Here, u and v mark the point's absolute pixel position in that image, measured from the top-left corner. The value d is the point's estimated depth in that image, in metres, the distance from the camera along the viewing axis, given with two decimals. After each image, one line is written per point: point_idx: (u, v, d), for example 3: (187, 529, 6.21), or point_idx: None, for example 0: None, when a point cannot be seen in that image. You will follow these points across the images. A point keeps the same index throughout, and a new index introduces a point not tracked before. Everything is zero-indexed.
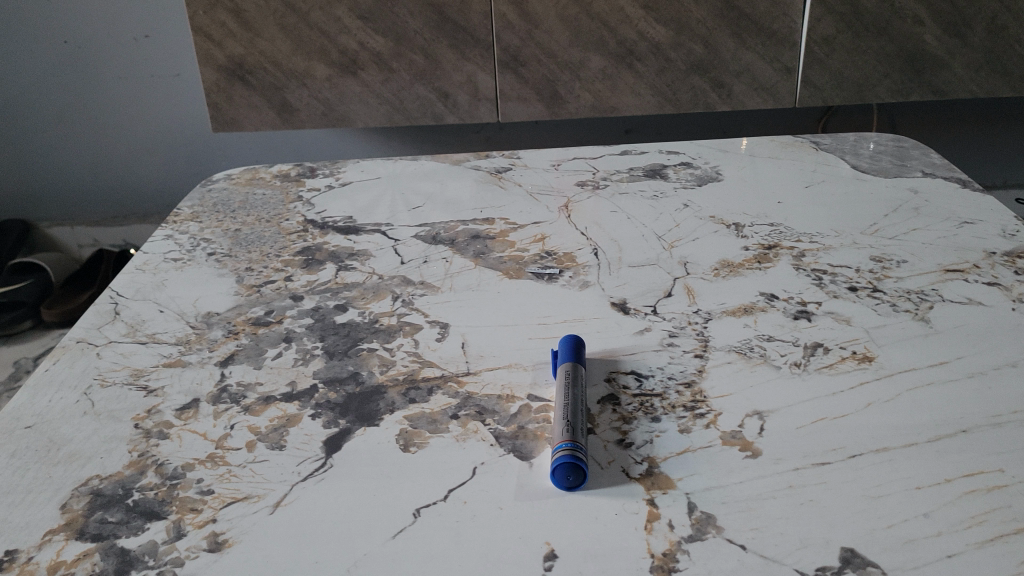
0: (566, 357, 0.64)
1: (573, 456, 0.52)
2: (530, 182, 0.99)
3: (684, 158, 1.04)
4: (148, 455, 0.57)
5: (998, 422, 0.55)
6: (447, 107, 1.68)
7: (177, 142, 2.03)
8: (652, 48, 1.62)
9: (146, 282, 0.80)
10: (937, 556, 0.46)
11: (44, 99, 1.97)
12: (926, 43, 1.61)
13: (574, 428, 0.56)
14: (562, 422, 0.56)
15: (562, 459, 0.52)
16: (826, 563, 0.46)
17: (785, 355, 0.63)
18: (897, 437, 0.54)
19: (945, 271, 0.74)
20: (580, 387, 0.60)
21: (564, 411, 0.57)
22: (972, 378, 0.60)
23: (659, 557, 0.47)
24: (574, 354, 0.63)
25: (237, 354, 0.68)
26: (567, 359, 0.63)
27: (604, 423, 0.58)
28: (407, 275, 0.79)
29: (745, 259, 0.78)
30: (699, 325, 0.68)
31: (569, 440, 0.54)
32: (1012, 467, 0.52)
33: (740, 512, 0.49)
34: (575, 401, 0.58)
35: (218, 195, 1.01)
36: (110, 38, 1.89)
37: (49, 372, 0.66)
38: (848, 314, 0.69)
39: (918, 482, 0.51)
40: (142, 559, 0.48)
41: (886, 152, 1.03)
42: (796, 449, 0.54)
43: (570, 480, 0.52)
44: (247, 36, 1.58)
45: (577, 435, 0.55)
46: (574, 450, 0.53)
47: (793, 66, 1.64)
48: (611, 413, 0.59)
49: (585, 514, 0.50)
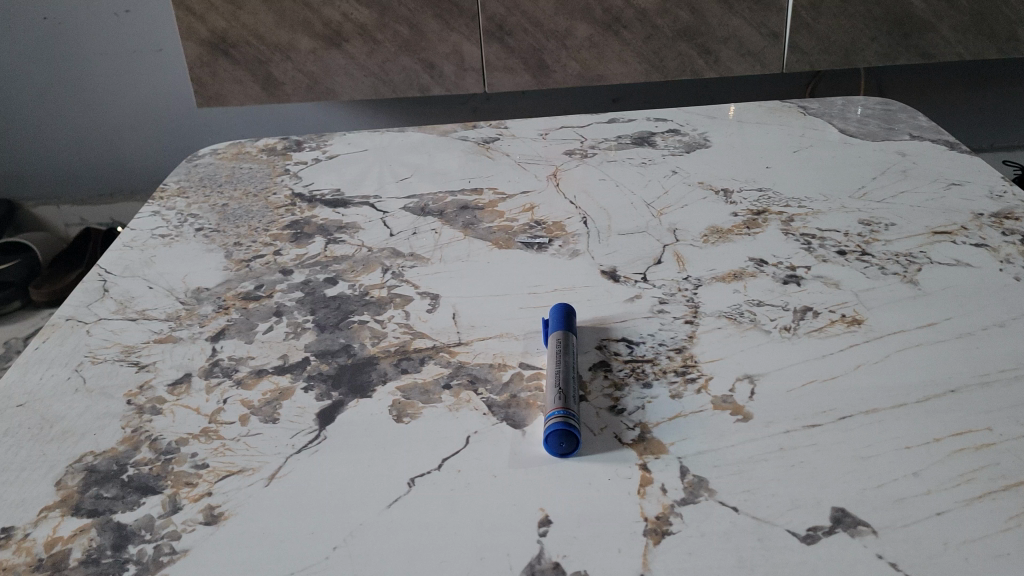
0: (559, 324, 0.64)
1: (565, 422, 0.53)
2: (519, 152, 0.99)
3: (672, 125, 1.03)
4: (141, 431, 0.57)
5: (987, 381, 0.56)
6: (433, 78, 1.67)
7: (161, 118, 2.01)
8: (639, 14, 1.61)
9: (135, 258, 0.80)
10: (926, 514, 0.46)
11: (25, 76, 1.95)
12: (913, 6, 1.60)
13: (565, 394, 0.56)
14: (553, 389, 0.56)
15: (554, 425, 0.53)
16: (816, 523, 0.46)
17: (775, 319, 0.64)
18: (887, 398, 0.55)
19: (932, 233, 0.75)
20: (573, 356, 0.60)
21: (555, 378, 0.58)
22: (961, 338, 0.60)
23: (652, 520, 0.47)
24: (565, 322, 0.63)
25: (228, 329, 0.68)
26: (559, 327, 0.63)
27: (596, 389, 0.58)
28: (397, 247, 0.79)
29: (733, 225, 0.78)
30: (689, 291, 0.68)
31: (561, 407, 0.54)
32: (1000, 426, 0.52)
33: (733, 475, 0.50)
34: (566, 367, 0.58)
35: (204, 169, 1.00)
36: (90, 13, 1.87)
37: (39, 350, 0.66)
38: (837, 278, 0.69)
39: (907, 442, 0.51)
40: (138, 533, 0.49)
41: (874, 116, 1.03)
42: (787, 412, 0.54)
43: (564, 446, 0.52)
44: (229, 9, 1.56)
45: (570, 402, 0.55)
46: (566, 416, 0.53)
47: (780, 31, 1.64)
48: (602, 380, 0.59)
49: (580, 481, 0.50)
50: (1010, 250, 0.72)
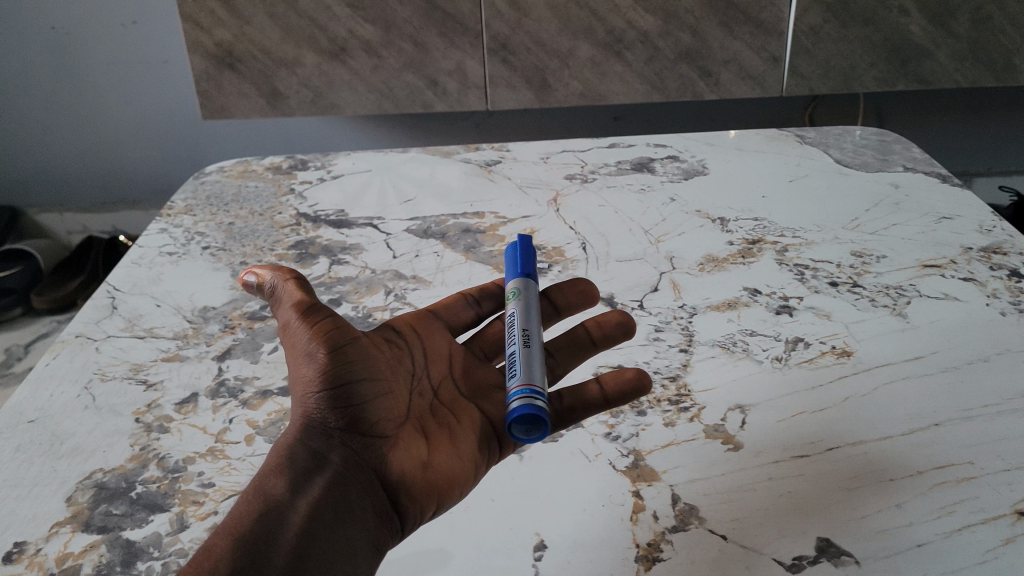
0: (506, 276, 0.66)
1: (532, 404, 0.51)
2: (520, 175, 1.01)
3: (671, 151, 1.05)
4: (149, 449, 0.58)
5: (970, 416, 0.58)
6: (436, 95, 1.69)
7: (167, 129, 2.03)
8: (641, 36, 1.63)
9: (143, 276, 0.82)
10: (908, 545, 0.48)
11: (32, 84, 1.97)
12: (912, 33, 1.62)
13: (531, 343, 0.57)
14: (517, 337, 0.57)
15: (521, 409, 0.51)
16: (802, 553, 0.48)
17: (766, 350, 0.65)
18: (874, 430, 0.57)
19: (923, 266, 0.77)
20: (534, 301, 0.62)
21: (518, 322, 0.59)
22: (947, 371, 0.62)
23: (644, 546, 0.49)
24: (523, 262, 0.65)
25: (234, 349, 0.69)
26: (515, 273, 0.65)
27: (550, 364, 0.61)
28: (400, 270, 0.81)
29: (728, 254, 0.80)
30: (684, 319, 0.70)
31: (528, 384, 0.52)
32: (982, 460, 0.54)
33: (721, 504, 0.52)
34: (525, 306, 0.61)
35: (210, 187, 1.02)
36: (97, 24, 1.88)
37: (49, 367, 0.68)
38: (828, 309, 0.71)
39: (892, 474, 0.53)
40: (147, 550, 0.50)
41: (870, 146, 1.05)
42: (776, 442, 0.56)
43: (526, 432, 0.52)
44: (236, 24, 1.58)
45: (538, 378, 0.53)
46: (533, 395, 0.52)
47: (780, 55, 1.66)
48: (568, 341, 0.63)
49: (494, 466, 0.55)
50: (998, 285, 0.74)
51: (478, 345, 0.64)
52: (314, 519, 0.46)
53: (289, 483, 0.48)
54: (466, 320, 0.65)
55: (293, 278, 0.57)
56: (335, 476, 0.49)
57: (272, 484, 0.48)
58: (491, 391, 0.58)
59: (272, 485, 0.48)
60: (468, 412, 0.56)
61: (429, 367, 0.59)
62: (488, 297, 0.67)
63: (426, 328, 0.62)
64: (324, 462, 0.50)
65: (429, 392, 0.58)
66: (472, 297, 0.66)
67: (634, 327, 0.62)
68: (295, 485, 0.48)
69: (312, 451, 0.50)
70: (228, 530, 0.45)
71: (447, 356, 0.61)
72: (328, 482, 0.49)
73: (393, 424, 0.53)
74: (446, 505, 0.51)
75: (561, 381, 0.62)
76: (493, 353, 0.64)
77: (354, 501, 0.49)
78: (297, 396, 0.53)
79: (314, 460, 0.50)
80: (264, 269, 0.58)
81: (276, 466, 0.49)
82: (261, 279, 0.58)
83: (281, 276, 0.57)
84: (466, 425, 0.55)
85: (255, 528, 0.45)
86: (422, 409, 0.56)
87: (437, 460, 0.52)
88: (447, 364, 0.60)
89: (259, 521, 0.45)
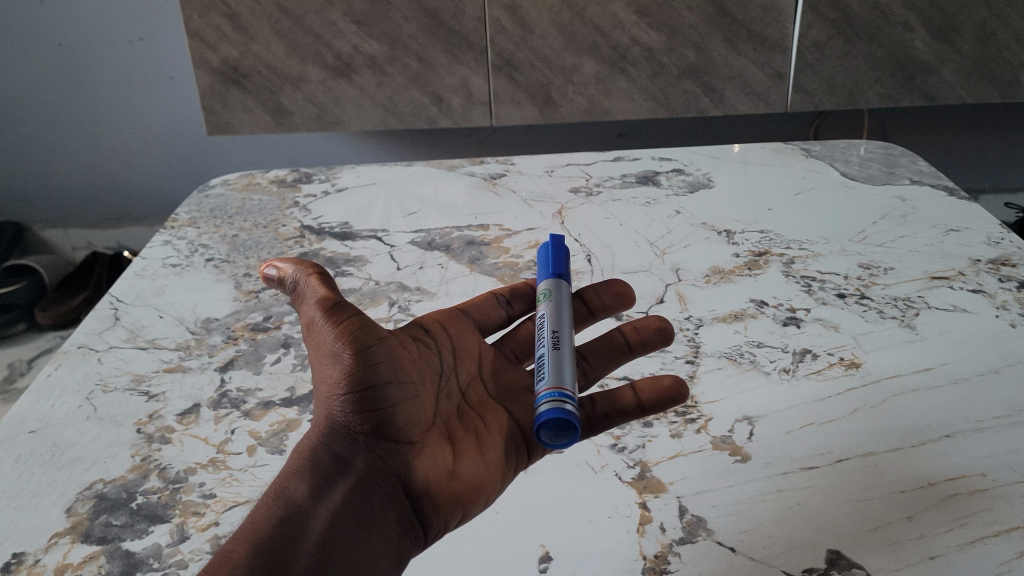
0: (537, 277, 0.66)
1: (561, 408, 0.50)
2: (524, 189, 1.01)
3: (676, 164, 1.05)
4: (150, 459, 0.58)
5: (981, 427, 0.57)
6: (441, 111, 1.69)
7: (172, 145, 2.03)
8: (645, 52, 1.63)
9: (146, 287, 0.81)
10: (921, 558, 0.47)
11: (39, 100, 1.97)
12: (916, 49, 1.62)
13: (561, 344, 0.56)
14: (546, 339, 0.57)
15: (551, 413, 0.50)
16: (813, 565, 0.47)
17: (775, 361, 0.65)
18: (884, 442, 0.56)
19: (931, 278, 0.76)
20: (565, 304, 0.61)
21: (549, 324, 0.58)
22: (957, 383, 0.61)
23: (651, 558, 0.49)
24: (555, 263, 0.65)
25: (237, 360, 0.69)
26: (547, 273, 0.64)
27: (582, 368, 0.61)
28: (404, 282, 0.80)
29: (735, 266, 0.80)
30: (691, 331, 0.70)
31: (556, 388, 0.52)
32: (995, 472, 0.53)
33: (730, 515, 0.51)
34: (556, 307, 0.60)
35: (215, 200, 1.02)
36: (105, 39, 1.88)
37: (51, 377, 0.67)
38: (836, 320, 0.70)
39: (901, 486, 0.52)
40: (147, 561, 0.50)
41: (876, 160, 1.04)
42: (784, 454, 0.56)
43: (553, 437, 0.51)
44: (242, 40, 1.58)
45: (567, 382, 0.52)
46: (562, 399, 0.51)
47: (783, 72, 1.66)
48: (603, 345, 0.62)
49: (521, 471, 0.55)
50: (1007, 297, 0.73)
51: (508, 346, 0.63)
52: (335, 527, 0.46)
53: (310, 486, 0.48)
54: (497, 321, 0.65)
55: (316, 273, 0.57)
56: (358, 481, 0.49)
57: (293, 488, 0.47)
58: (520, 394, 0.58)
59: (293, 489, 0.47)
60: (495, 413, 0.56)
61: (457, 367, 0.59)
62: (519, 298, 0.66)
63: (456, 326, 0.62)
64: (348, 467, 0.49)
65: (457, 392, 0.57)
66: (503, 297, 0.66)
67: (672, 334, 0.62)
68: (316, 488, 0.48)
69: (336, 455, 0.50)
70: (244, 536, 0.45)
71: (476, 355, 0.60)
72: (351, 487, 0.48)
73: (420, 428, 0.52)
74: (471, 513, 0.50)
75: (594, 385, 0.62)
76: (523, 354, 0.64)
77: (377, 508, 0.48)
78: (321, 399, 0.52)
79: (338, 464, 0.49)
80: (285, 263, 0.57)
81: (297, 470, 0.49)
82: (283, 274, 0.57)
83: (303, 271, 0.57)
84: (494, 430, 0.54)
85: (274, 533, 0.45)
86: (449, 412, 0.55)
87: (463, 468, 0.51)
88: (476, 363, 0.60)
89: (279, 526, 0.45)
